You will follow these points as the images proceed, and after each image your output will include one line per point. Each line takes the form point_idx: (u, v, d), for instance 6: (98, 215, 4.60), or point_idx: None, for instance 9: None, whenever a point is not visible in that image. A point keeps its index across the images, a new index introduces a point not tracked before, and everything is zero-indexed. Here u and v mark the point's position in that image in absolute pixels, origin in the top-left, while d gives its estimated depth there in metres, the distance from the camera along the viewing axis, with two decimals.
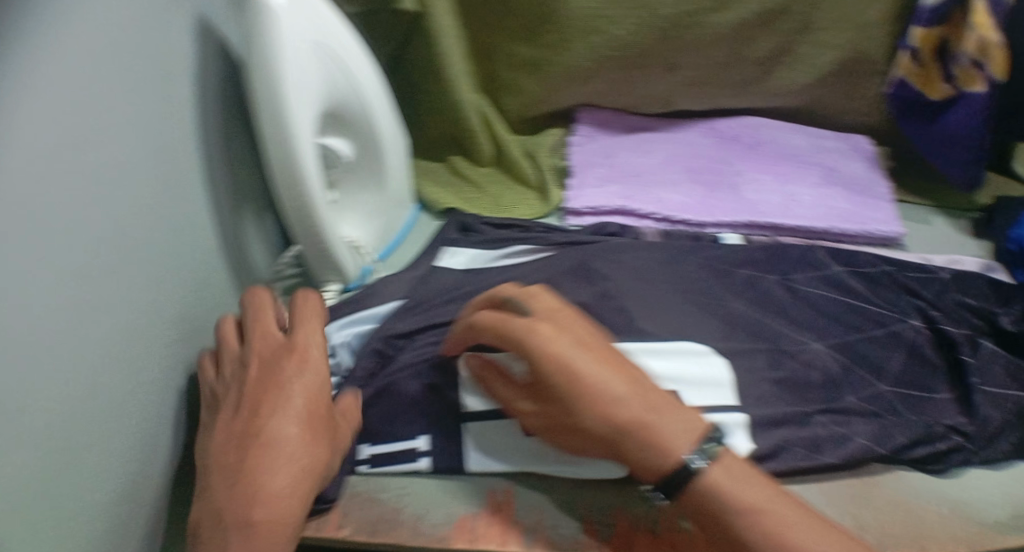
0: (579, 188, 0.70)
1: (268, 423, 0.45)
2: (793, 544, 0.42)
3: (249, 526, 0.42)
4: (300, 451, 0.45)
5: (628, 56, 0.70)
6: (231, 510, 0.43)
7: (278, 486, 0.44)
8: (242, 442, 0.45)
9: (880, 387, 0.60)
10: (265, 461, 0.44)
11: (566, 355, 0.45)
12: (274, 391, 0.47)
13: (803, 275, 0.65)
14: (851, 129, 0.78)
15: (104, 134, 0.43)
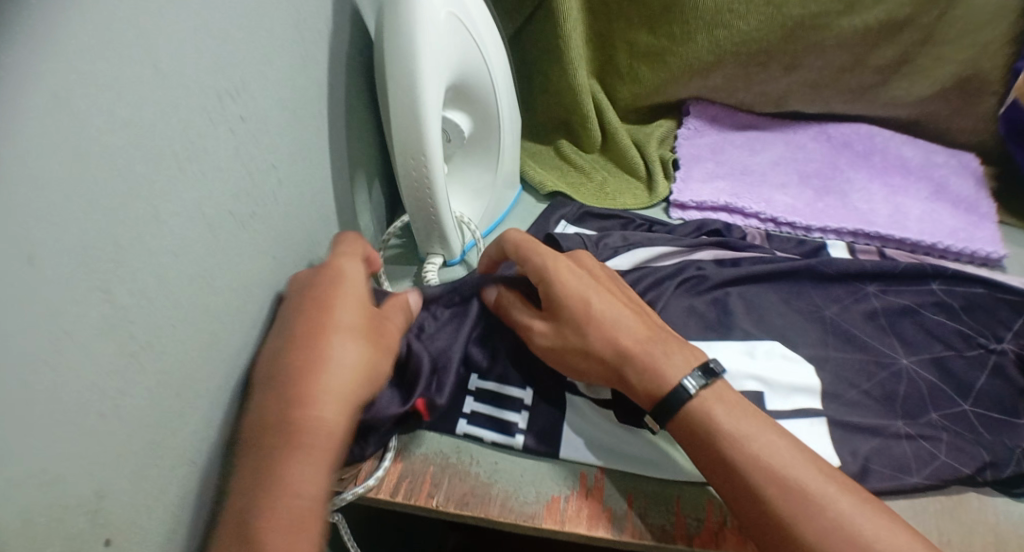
0: (684, 182, 0.71)
1: (318, 336, 0.49)
2: (781, 465, 0.48)
3: (296, 426, 0.46)
4: (350, 363, 0.49)
5: (748, 52, 0.69)
6: (279, 412, 0.46)
7: (325, 392, 0.47)
8: (291, 352, 0.48)
9: (964, 407, 0.62)
10: (312, 369, 0.47)
11: (582, 287, 0.55)
12: (329, 308, 0.50)
13: (898, 290, 0.67)
14: (961, 145, 0.77)
15: (241, 94, 0.48)
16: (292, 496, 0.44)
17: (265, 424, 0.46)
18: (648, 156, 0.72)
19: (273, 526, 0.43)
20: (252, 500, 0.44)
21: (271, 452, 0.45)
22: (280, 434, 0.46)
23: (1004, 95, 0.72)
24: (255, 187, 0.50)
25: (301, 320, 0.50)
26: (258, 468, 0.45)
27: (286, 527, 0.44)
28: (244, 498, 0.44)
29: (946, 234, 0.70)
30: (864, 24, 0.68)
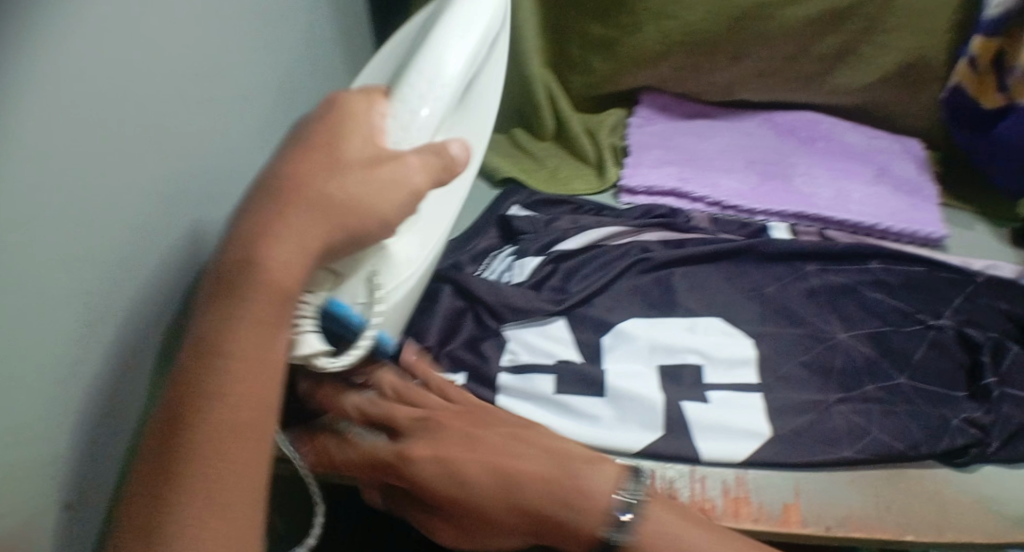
0: (634, 168, 0.73)
1: (292, 174, 0.41)
2: (514, 486, 0.47)
3: (247, 266, 0.39)
4: (320, 201, 0.41)
5: (696, 42, 0.72)
6: (234, 250, 0.40)
7: (281, 239, 0.39)
8: (264, 191, 0.41)
9: (901, 381, 0.65)
10: (227, 319, 0.39)
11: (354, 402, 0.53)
12: (317, 147, 0.43)
13: (839, 267, 0.70)
14: (906, 131, 0.80)
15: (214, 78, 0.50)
16: (247, 339, 0.39)
17: (224, 265, 0.40)
18: (599, 144, 0.74)
19: (226, 358, 0.38)
20: (205, 334, 0.39)
21: (222, 297, 0.39)
22: (233, 278, 0.39)
23: (944, 81, 0.76)
24: (220, 168, 0.52)
25: (285, 160, 0.42)
26: (211, 309, 0.39)
27: (246, 359, 0.38)
28: (198, 326, 0.39)
29: (887, 215, 0.73)
30: (809, 13, 0.71)
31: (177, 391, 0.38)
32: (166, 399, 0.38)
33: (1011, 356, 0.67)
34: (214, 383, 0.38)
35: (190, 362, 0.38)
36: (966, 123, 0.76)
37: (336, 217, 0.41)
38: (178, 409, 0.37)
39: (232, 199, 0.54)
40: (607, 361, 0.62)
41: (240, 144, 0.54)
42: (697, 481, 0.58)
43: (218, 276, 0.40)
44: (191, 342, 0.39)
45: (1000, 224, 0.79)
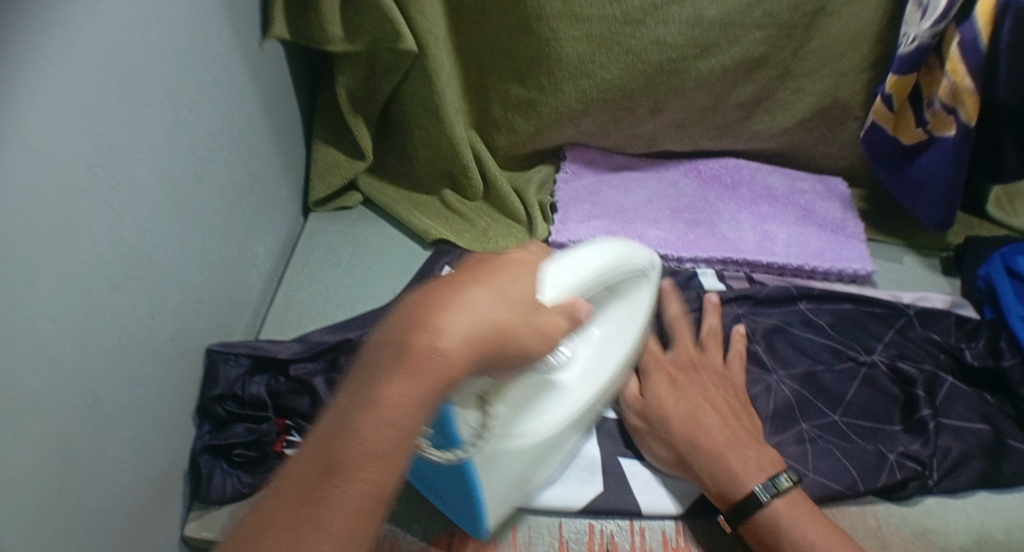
0: (563, 223, 0.74)
1: (469, 277, 0.39)
2: None
3: (411, 345, 0.36)
4: (496, 302, 0.38)
5: (613, 98, 0.74)
6: (415, 319, 0.36)
7: (474, 312, 0.37)
8: (431, 296, 0.37)
9: (834, 419, 0.66)
10: (371, 435, 0.35)
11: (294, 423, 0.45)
12: (480, 266, 0.41)
13: (767, 310, 0.71)
14: (829, 170, 0.82)
15: (119, 168, 0.51)
16: (387, 404, 0.35)
17: (381, 334, 0.37)
18: (527, 201, 0.75)
19: (378, 418, 0.35)
20: (344, 404, 0.36)
21: (383, 359, 0.36)
22: (385, 340, 0.37)
23: (863, 120, 0.78)
24: (135, 255, 0.53)
25: (464, 273, 0.40)
26: (369, 369, 0.36)
27: (384, 423, 0.35)
28: (349, 389, 0.37)
29: (813, 256, 0.74)
30: (721, 65, 0.72)
31: (309, 453, 0.36)
32: (298, 457, 0.36)
33: (947, 386, 0.68)
34: (347, 447, 0.34)
35: (332, 422, 0.36)
36: (887, 160, 0.78)
37: (507, 322, 0.39)
38: (307, 474, 0.35)
39: (147, 285, 0.55)
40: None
41: (156, 230, 0.55)
42: (637, 533, 0.58)
43: (385, 371, 0.36)
44: (331, 407, 0.37)
45: (929, 255, 0.81)
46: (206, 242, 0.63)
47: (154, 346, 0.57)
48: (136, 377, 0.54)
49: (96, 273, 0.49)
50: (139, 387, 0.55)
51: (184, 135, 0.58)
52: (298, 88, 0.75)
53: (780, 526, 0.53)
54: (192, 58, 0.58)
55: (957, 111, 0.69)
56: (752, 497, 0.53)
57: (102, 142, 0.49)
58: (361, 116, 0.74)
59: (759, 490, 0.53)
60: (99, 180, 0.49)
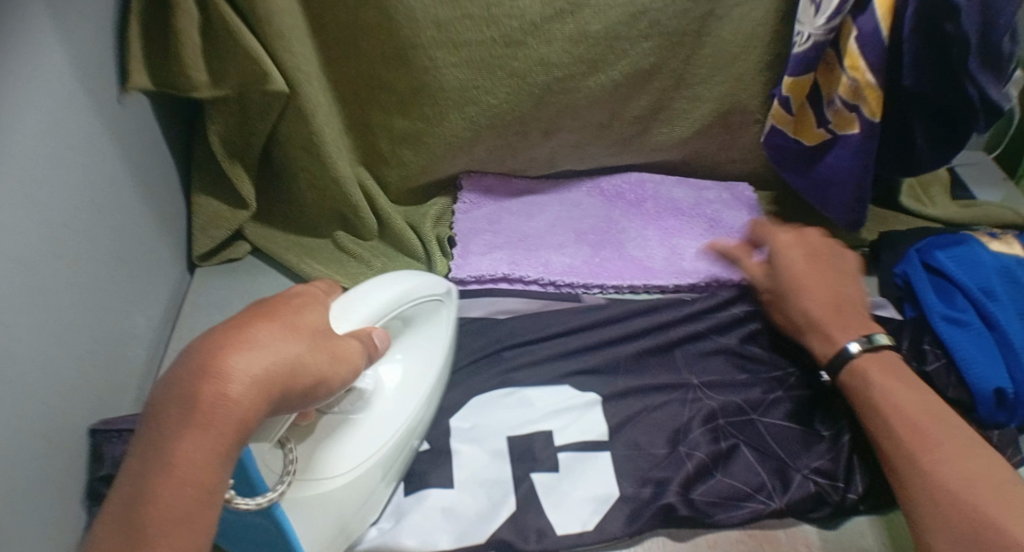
0: (463, 258, 0.71)
1: (226, 332, 0.39)
2: None
3: (190, 403, 0.37)
4: (259, 352, 0.39)
5: (502, 124, 0.70)
6: (186, 380, 0.38)
7: (239, 361, 0.38)
8: (211, 329, 0.40)
9: (750, 430, 0.65)
10: (163, 475, 0.37)
11: (129, 488, 0.37)
12: (257, 312, 0.42)
13: (682, 325, 0.69)
14: (736, 176, 0.80)
15: None
16: (181, 464, 0.37)
17: (160, 398, 0.38)
18: (424, 236, 0.71)
19: (170, 480, 0.37)
20: (133, 478, 0.37)
21: (166, 422, 0.37)
22: (164, 402, 0.38)
23: (764, 123, 0.75)
24: None
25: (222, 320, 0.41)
26: (153, 431, 0.38)
27: (174, 483, 0.37)
28: (137, 472, 0.37)
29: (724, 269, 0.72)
30: (611, 80, 0.69)
31: (105, 532, 0.37)
32: (96, 534, 0.37)
33: None
34: (143, 514, 0.36)
35: (123, 494, 0.37)
36: (793, 163, 0.76)
37: (291, 355, 0.40)
38: (114, 531, 0.36)
39: (11, 379, 0.50)
40: (453, 445, 0.61)
41: (17, 314, 0.51)
42: None
43: (178, 415, 0.37)
44: (123, 477, 0.38)
45: None
46: (79, 319, 0.58)
47: (26, 446, 0.51)
48: (5, 487, 0.49)
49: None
50: (10, 498, 0.50)
51: (40, 206, 0.53)
52: (167, 140, 0.70)
53: (870, 378, 0.55)
54: (44, 121, 0.53)
55: (859, 108, 0.67)
56: (845, 350, 0.57)
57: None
58: (240, 162, 0.70)
59: (849, 344, 0.57)
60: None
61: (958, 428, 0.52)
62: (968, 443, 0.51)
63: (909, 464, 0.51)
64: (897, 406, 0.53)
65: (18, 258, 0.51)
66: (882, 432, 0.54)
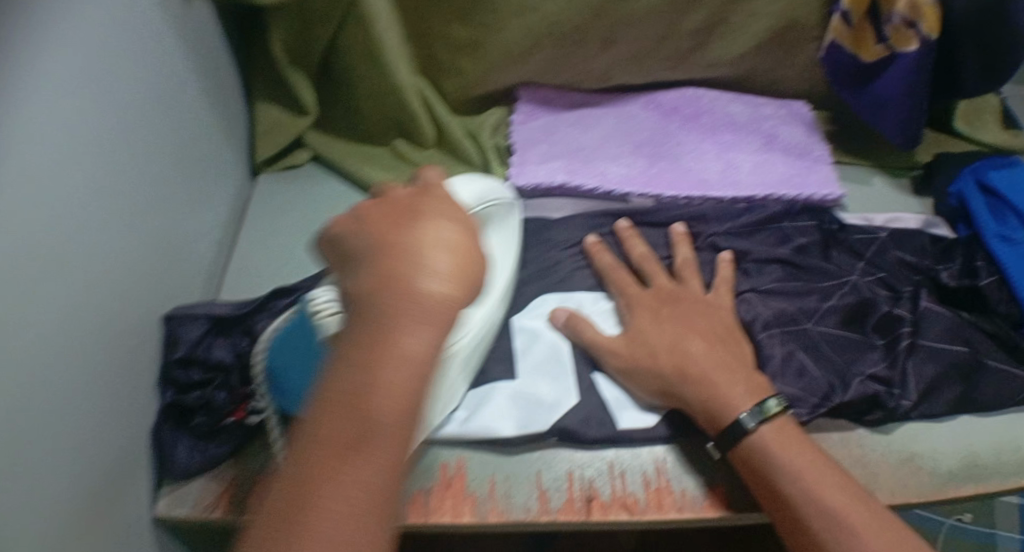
0: (521, 166, 0.71)
1: (417, 230, 0.40)
2: (319, 526, 0.34)
3: (403, 298, 0.37)
4: (446, 247, 0.39)
5: (561, 33, 0.70)
6: (399, 276, 0.38)
7: (441, 258, 0.39)
8: (413, 221, 0.40)
9: (810, 334, 0.65)
10: (383, 359, 0.37)
11: (348, 379, 0.37)
12: (403, 214, 0.41)
13: (741, 234, 0.70)
14: (791, 95, 0.80)
15: (55, 137, 0.47)
16: (403, 357, 0.37)
17: (364, 290, 0.39)
18: (482, 145, 0.73)
19: (387, 370, 0.36)
20: (353, 369, 0.37)
21: (385, 313, 0.37)
22: (372, 296, 0.38)
23: (820, 41, 0.75)
24: (75, 231, 0.50)
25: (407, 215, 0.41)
26: (370, 323, 0.37)
27: (392, 376, 0.36)
28: (353, 362, 0.37)
29: (779, 183, 0.73)
30: None
31: (325, 420, 0.36)
32: (322, 414, 0.37)
33: (922, 310, 0.66)
34: (371, 405, 0.36)
35: (344, 384, 0.37)
36: (848, 81, 0.75)
37: (475, 253, 0.40)
38: (339, 418, 0.36)
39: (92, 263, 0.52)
40: (512, 344, 0.64)
41: (98, 200, 0.52)
42: (617, 476, 0.59)
43: (389, 301, 0.38)
44: (336, 366, 0.37)
45: (897, 175, 0.80)
46: (150, 214, 0.59)
47: (104, 328, 0.53)
48: (89, 363, 0.52)
49: (37, 255, 0.46)
50: (94, 373, 0.52)
51: (114, 97, 0.54)
52: (228, 47, 0.71)
53: (770, 457, 0.54)
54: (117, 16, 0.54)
55: (918, 24, 0.69)
56: (739, 423, 0.55)
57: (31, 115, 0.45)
58: (302, 70, 0.71)
59: (744, 417, 0.55)
60: (32, 152, 0.45)
61: (851, 489, 0.53)
62: (853, 499, 0.52)
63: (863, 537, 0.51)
64: (798, 474, 0.53)
65: (97, 146, 0.52)
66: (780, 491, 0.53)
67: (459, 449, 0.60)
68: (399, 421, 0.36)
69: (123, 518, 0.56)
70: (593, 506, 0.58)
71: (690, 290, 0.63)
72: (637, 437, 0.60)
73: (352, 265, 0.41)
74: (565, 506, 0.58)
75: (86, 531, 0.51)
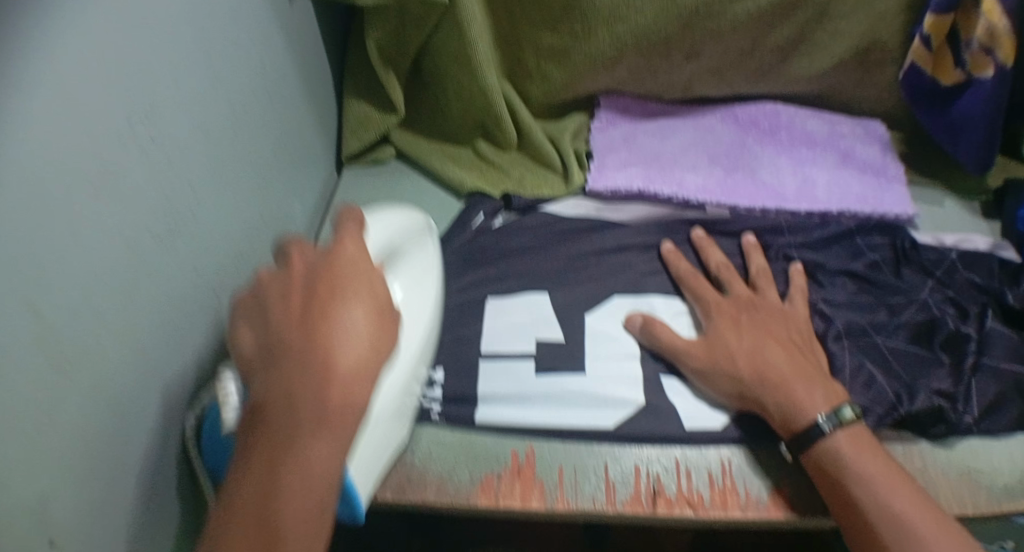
0: (599, 171, 0.74)
1: (324, 332, 0.44)
2: None
3: (320, 407, 0.43)
4: (353, 344, 0.45)
5: (647, 44, 0.73)
6: (305, 387, 0.43)
7: (347, 360, 0.44)
8: (302, 309, 0.46)
9: (879, 345, 0.66)
10: (284, 459, 0.42)
11: (252, 480, 0.43)
12: (329, 293, 0.46)
13: (812, 245, 0.71)
14: (866, 114, 0.81)
15: (160, 116, 0.51)
16: (315, 465, 0.43)
17: (274, 401, 0.43)
18: (562, 149, 0.76)
19: (309, 481, 0.43)
20: (259, 486, 0.42)
21: (290, 423, 0.43)
22: (280, 409, 0.43)
23: (900, 62, 0.76)
24: (176, 204, 0.53)
25: (303, 301, 0.46)
26: (275, 441, 0.43)
27: (311, 481, 0.43)
28: (245, 460, 0.43)
29: (853, 199, 0.74)
30: (756, 8, 0.71)
31: (238, 538, 0.42)
32: (227, 515, 0.43)
33: (986, 328, 0.67)
34: (280, 518, 0.42)
35: (249, 505, 0.42)
36: (925, 102, 0.76)
37: (379, 342, 0.46)
38: (248, 520, 0.42)
39: (190, 235, 0.55)
40: (584, 344, 0.65)
41: (199, 176, 0.56)
42: (683, 475, 0.60)
43: (304, 408, 0.43)
44: (241, 482, 0.43)
45: (969, 198, 0.80)
46: (245, 196, 0.63)
47: (200, 296, 0.57)
48: (182, 327, 0.55)
49: (138, 219, 0.50)
50: (186, 337, 0.56)
51: (220, 85, 0.58)
52: (327, 45, 0.75)
53: (843, 458, 0.55)
54: (227, 10, 0.58)
55: (994, 52, 0.69)
56: (812, 427, 0.56)
57: (136, 90, 0.49)
58: (393, 69, 0.74)
59: (819, 421, 0.56)
60: (138, 126, 0.49)
61: (924, 503, 0.53)
62: (924, 515, 0.52)
63: (925, 549, 0.51)
64: (871, 480, 0.54)
65: (200, 128, 0.56)
66: (852, 496, 0.54)
67: (529, 438, 0.62)
68: (305, 512, 0.42)
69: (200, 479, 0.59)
70: (658, 502, 0.58)
71: (767, 300, 0.65)
72: (703, 437, 0.61)
73: (258, 368, 0.45)
74: (630, 501, 0.58)
75: (164, 484, 0.54)
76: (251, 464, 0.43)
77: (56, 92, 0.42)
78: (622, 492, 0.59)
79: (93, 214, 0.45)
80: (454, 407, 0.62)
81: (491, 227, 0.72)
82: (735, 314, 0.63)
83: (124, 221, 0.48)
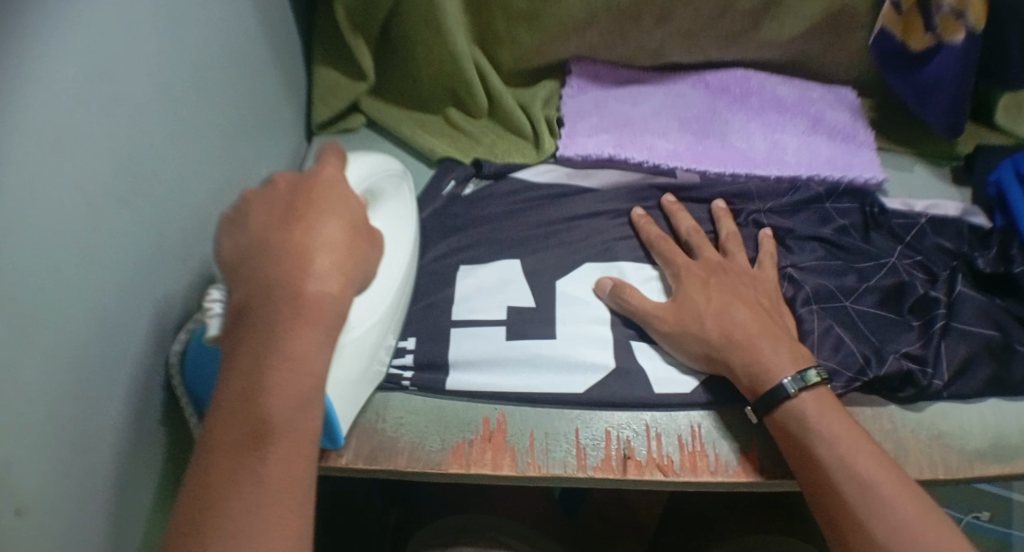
0: (570, 137, 0.74)
1: (301, 236, 0.47)
2: (224, 499, 0.43)
3: (298, 300, 0.46)
4: (328, 250, 0.48)
5: (617, 8, 0.72)
6: (283, 283, 0.46)
7: (322, 260, 0.47)
8: (281, 219, 0.48)
9: (847, 308, 0.66)
10: (268, 350, 0.45)
11: (240, 377, 0.45)
12: (307, 205, 0.49)
13: (782, 211, 0.72)
14: (837, 80, 0.81)
15: (123, 80, 0.50)
16: (299, 359, 0.45)
17: (256, 300, 0.46)
18: (533, 116, 0.76)
19: (291, 370, 0.45)
20: (245, 382, 0.45)
21: (270, 319, 0.45)
22: (262, 304, 0.46)
23: (871, 27, 0.76)
24: (140, 169, 0.53)
25: (282, 212, 0.49)
26: (259, 334, 0.45)
27: (295, 372, 0.45)
28: (233, 359, 0.45)
29: (824, 164, 0.74)
30: None
31: (225, 425, 0.44)
32: (217, 415, 0.45)
33: (956, 291, 0.67)
34: (264, 403, 0.44)
35: (235, 392, 0.45)
36: (894, 67, 0.76)
37: (353, 251, 0.49)
38: (236, 418, 0.44)
39: (155, 200, 0.55)
40: (555, 309, 0.65)
41: (165, 143, 0.55)
42: (653, 438, 0.60)
43: (287, 306, 0.46)
44: (228, 380, 0.45)
45: (938, 163, 0.81)
46: (213, 161, 0.62)
47: (166, 262, 0.57)
48: (148, 294, 0.55)
49: (101, 184, 0.49)
50: (153, 303, 0.55)
51: (186, 50, 0.57)
52: (293, 8, 0.74)
53: (807, 419, 0.56)
54: None
55: (966, 14, 0.70)
56: (779, 389, 0.57)
57: (97, 51, 0.48)
58: (361, 35, 0.74)
59: (785, 383, 0.57)
60: (97, 87, 0.48)
61: (888, 464, 0.54)
62: (887, 476, 0.53)
63: (889, 508, 0.52)
64: (835, 441, 0.55)
65: (166, 94, 0.55)
66: (816, 457, 0.55)
67: (499, 404, 0.62)
68: (292, 404, 0.45)
69: (169, 448, 0.58)
70: (627, 466, 0.59)
71: (737, 263, 0.65)
72: (673, 400, 0.61)
73: (238, 270, 0.48)
74: (600, 465, 0.59)
75: (133, 452, 0.54)
76: (240, 360, 0.45)
77: (19, 59, 0.41)
78: (593, 457, 0.59)
79: (55, 180, 0.45)
80: (425, 373, 0.62)
81: (461, 194, 0.72)
82: (705, 277, 0.63)
83: (87, 187, 0.47)
